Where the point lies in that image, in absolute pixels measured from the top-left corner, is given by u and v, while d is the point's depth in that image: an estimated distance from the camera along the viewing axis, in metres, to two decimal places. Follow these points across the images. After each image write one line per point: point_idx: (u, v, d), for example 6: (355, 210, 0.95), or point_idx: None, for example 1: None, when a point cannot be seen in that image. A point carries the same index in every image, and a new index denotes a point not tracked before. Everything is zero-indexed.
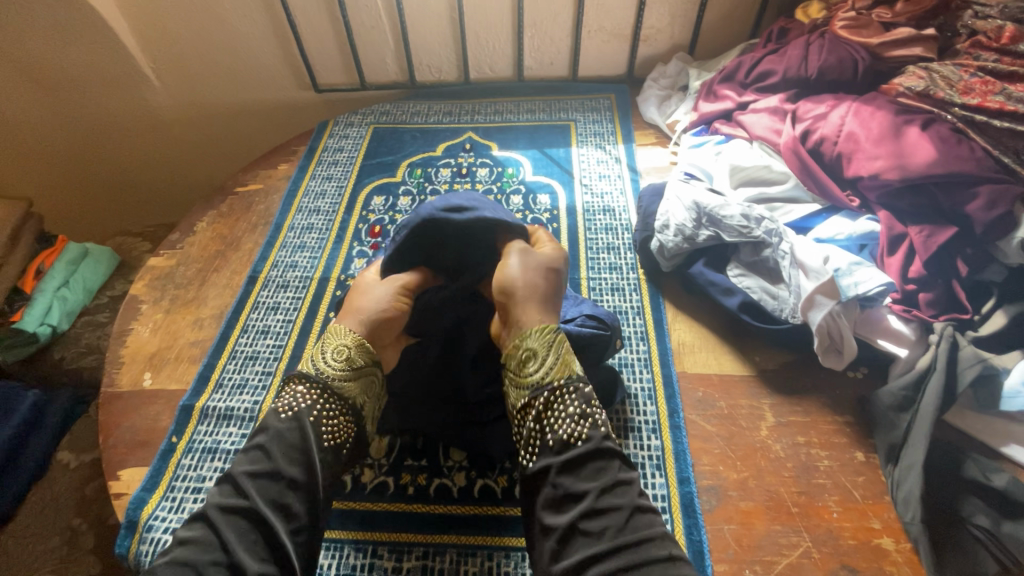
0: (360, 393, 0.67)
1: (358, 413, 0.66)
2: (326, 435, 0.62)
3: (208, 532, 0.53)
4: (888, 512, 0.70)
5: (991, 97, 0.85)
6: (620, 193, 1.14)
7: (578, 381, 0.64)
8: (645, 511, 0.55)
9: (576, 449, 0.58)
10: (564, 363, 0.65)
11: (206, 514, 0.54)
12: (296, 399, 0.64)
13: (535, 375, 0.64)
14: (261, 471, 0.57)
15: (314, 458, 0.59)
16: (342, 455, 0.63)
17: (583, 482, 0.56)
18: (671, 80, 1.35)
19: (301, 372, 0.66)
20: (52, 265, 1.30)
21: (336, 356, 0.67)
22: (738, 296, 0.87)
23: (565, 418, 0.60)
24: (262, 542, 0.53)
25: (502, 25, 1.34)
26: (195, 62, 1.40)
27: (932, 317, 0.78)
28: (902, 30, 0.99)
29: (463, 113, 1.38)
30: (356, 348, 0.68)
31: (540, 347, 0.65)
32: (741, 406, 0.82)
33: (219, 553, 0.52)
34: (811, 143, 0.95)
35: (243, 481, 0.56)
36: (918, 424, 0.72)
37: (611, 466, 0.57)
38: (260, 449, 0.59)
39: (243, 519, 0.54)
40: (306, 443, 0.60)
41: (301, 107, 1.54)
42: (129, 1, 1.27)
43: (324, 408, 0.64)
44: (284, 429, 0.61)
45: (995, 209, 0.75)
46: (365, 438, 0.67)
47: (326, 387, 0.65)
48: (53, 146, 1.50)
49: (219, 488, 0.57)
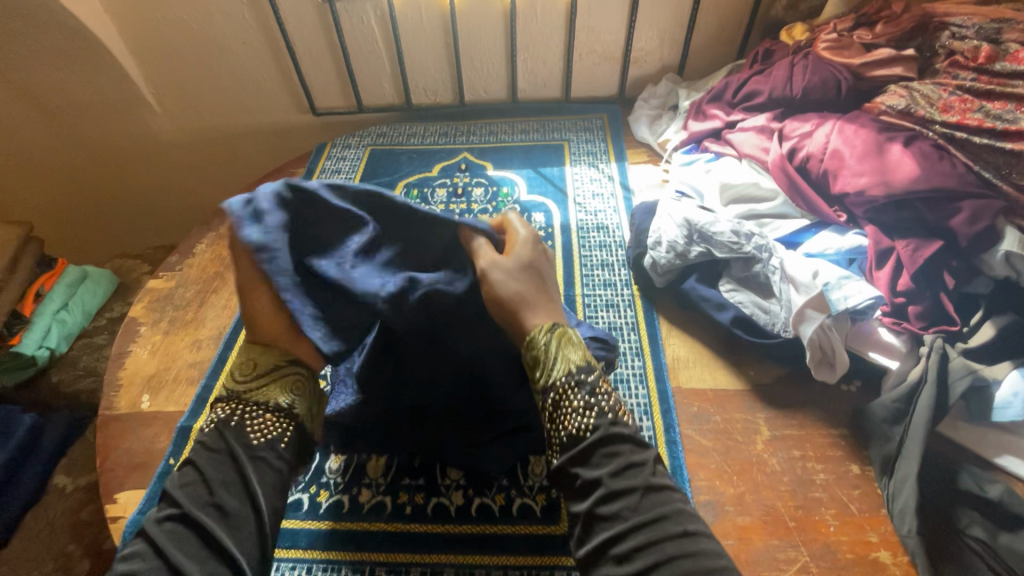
0: (284, 389, 0.61)
1: (288, 409, 0.61)
2: (254, 435, 0.58)
3: (142, 546, 0.49)
4: (884, 524, 0.71)
5: (969, 115, 0.87)
6: (613, 211, 1.16)
7: (582, 372, 0.58)
8: (661, 489, 0.51)
9: (586, 442, 0.54)
10: (566, 358, 0.59)
11: (143, 534, 0.50)
12: (216, 413, 0.60)
13: (540, 378, 0.59)
14: (190, 481, 0.54)
15: (241, 458, 0.56)
16: (280, 450, 0.59)
17: (595, 471, 0.53)
18: (661, 100, 1.39)
19: (217, 392, 0.62)
20: (51, 288, 1.31)
21: (243, 367, 0.61)
22: (730, 311, 0.89)
23: (572, 412, 0.56)
24: (206, 547, 0.50)
25: (496, 49, 1.38)
26: (195, 88, 1.43)
27: (921, 329, 0.79)
28: (882, 51, 1.02)
29: (459, 134, 1.40)
30: (264, 351, 0.62)
31: (541, 347, 0.59)
32: (736, 420, 0.83)
33: (154, 562, 0.47)
34: (798, 161, 0.97)
35: (173, 494, 0.53)
36: (911, 436, 0.72)
37: (620, 450, 0.53)
38: (188, 464, 0.55)
39: (181, 528, 0.50)
40: (231, 446, 0.57)
41: (299, 130, 1.56)
42: (133, 33, 1.31)
43: (246, 412, 0.59)
44: (209, 441, 0.57)
45: (978, 223, 0.78)
46: (304, 431, 0.62)
47: (242, 393, 0.60)
48: (58, 169, 1.54)
49: (151, 508, 0.53)
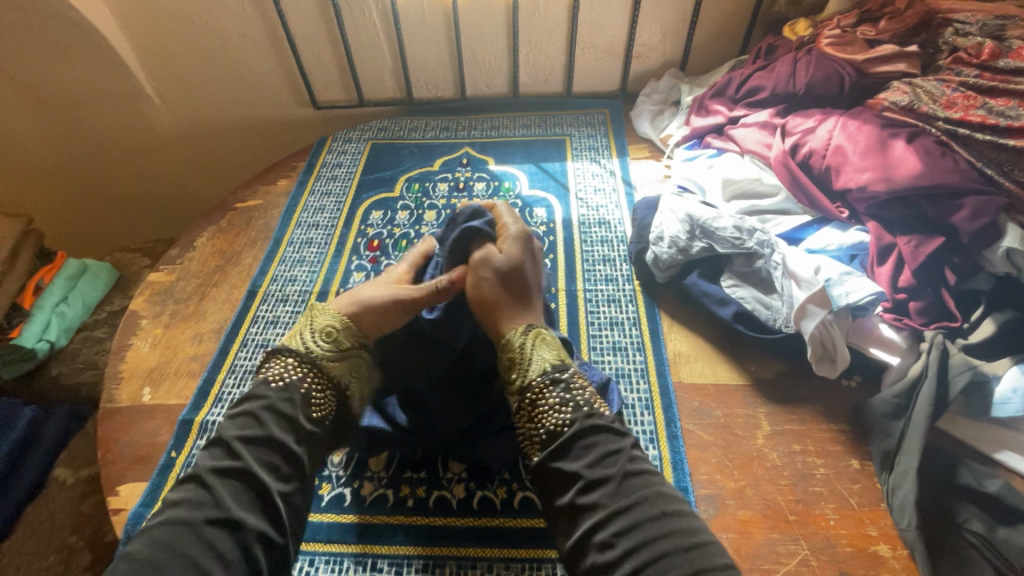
0: (345, 372, 0.68)
1: (342, 389, 0.68)
2: (315, 408, 0.64)
3: (201, 491, 0.53)
4: (884, 519, 0.71)
5: (972, 111, 0.87)
6: (615, 206, 1.16)
7: (556, 371, 0.63)
8: (638, 475, 0.53)
9: (564, 436, 0.57)
10: (540, 357, 0.64)
11: (200, 477, 0.55)
12: (285, 371, 0.65)
13: (517, 379, 0.64)
14: (252, 435, 0.58)
15: (303, 426, 0.61)
16: (328, 425, 0.65)
17: (573, 462, 0.55)
18: (663, 96, 1.38)
19: (290, 347, 0.68)
20: (51, 281, 1.30)
21: (325, 337, 0.69)
22: (732, 306, 0.89)
23: (550, 409, 0.59)
24: (259, 503, 0.54)
25: (498, 43, 1.37)
26: (195, 81, 1.42)
27: (922, 325, 0.79)
28: (886, 47, 1.02)
29: (460, 129, 1.40)
30: (343, 328, 0.70)
31: (518, 347, 0.65)
32: (737, 416, 0.83)
33: (213, 508, 0.52)
34: (800, 156, 0.97)
35: (234, 443, 0.57)
36: (911, 432, 0.73)
37: (595, 441, 0.56)
38: (251, 416, 0.60)
39: (238, 480, 0.55)
40: (296, 412, 0.62)
41: (300, 124, 1.56)
42: (132, 24, 1.30)
43: (312, 381, 0.65)
44: (275, 398, 0.62)
45: (981, 219, 0.78)
46: (348, 413, 0.69)
47: (311, 363, 0.66)
48: (57, 163, 1.53)
49: (210, 452, 0.57)
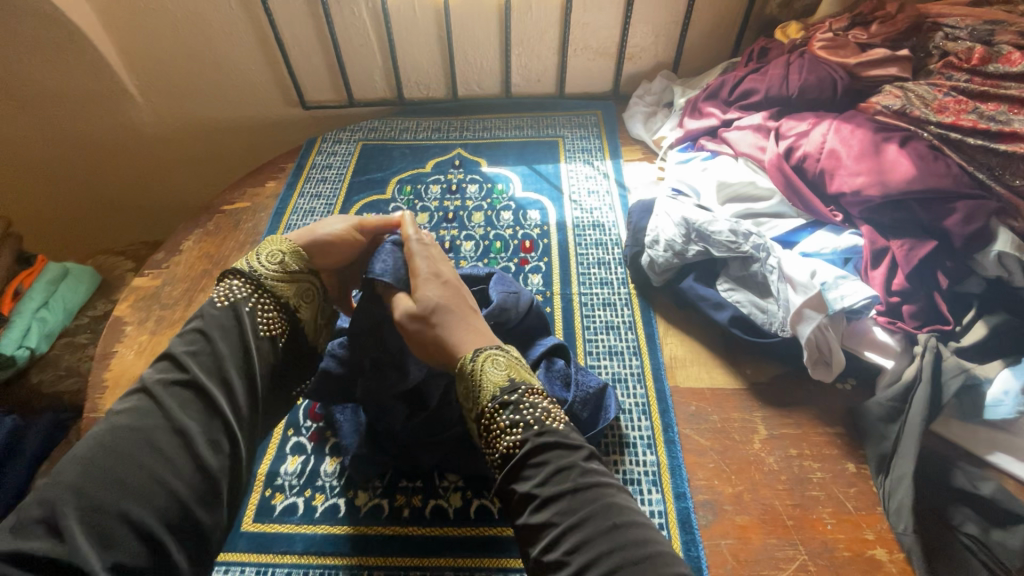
0: (296, 295, 0.65)
1: (292, 312, 0.64)
2: (263, 325, 0.60)
3: (146, 400, 0.51)
4: (880, 522, 0.72)
5: (964, 116, 0.88)
6: (609, 209, 1.16)
7: (505, 391, 0.58)
8: (590, 488, 0.49)
9: (516, 458, 0.53)
10: (489, 379, 0.59)
11: (145, 387, 0.52)
12: (233, 291, 0.61)
13: (471, 406, 0.59)
14: (200, 351, 0.55)
15: (251, 341, 0.58)
16: (280, 348, 0.61)
17: (526, 483, 0.51)
18: (656, 97, 1.38)
19: (239, 268, 0.63)
20: (30, 286, 1.26)
21: (272, 259, 0.65)
22: (728, 310, 0.89)
23: (504, 430, 0.55)
24: (203, 414, 0.51)
25: (490, 43, 1.36)
26: (181, 81, 1.39)
27: (915, 328, 0.80)
28: (877, 51, 1.02)
29: (452, 130, 1.39)
30: (292, 253, 0.67)
31: (467, 373, 0.60)
32: (734, 420, 0.83)
33: (157, 417, 0.49)
34: (794, 160, 0.97)
35: (180, 357, 0.54)
36: (907, 434, 0.73)
37: (547, 458, 0.52)
38: (197, 331, 0.56)
39: (185, 390, 0.52)
40: (246, 329, 0.58)
41: (289, 124, 1.53)
42: (115, 22, 1.27)
43: (262, 302, 0.62)
44: (222, 316, 0.58)
45: (973, 223, 0.79)
46: (301, 341, 0.65)
47: (262, 284, 0.63)
48: (37, 164, 1.49)
49: (156, 365, 0.54)
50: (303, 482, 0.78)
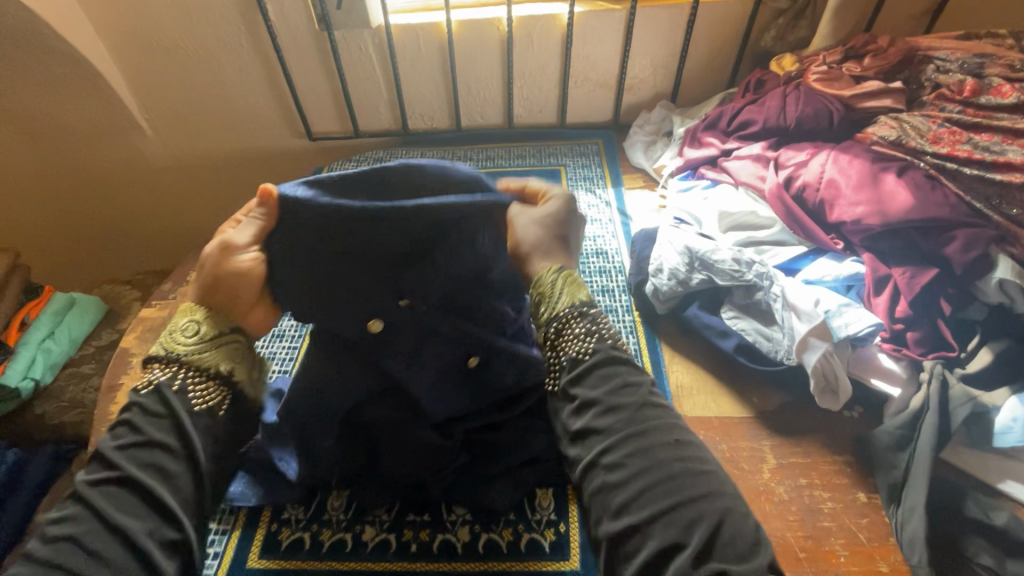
0: (224, 360, 0.58)
1: (227, 378, 0.58)
2: (195, 401, 0.56)
3: (79, 510, 0.50)
4: (894, 554, 0.71)
5: (959, 146, 0.90)
6: (612, 236, 1.17)
7: (585, 304, 0.57)
8: (656, 405, 0.52)
9: (585, 363, 0.54)
10: (572, 293, 0.57)
11: (79, 493, 0.51)
12: (156, 375, 0.57)
13: (544, 312, 0.57)
14: (127, 446, 0.52)
15: (183, 422, 0.54)
16: (221, 416, 0.58)
17: (592, 390, 0.52)
18: (655, 127, 1.41)
19: (159, 351, 0.58)
20: (37, 316, 1.27)
21: (186, 332, 0.58)
22: (733, 338, 0.90)
23: (575, 339, 0.55)
24: (143, 511, 0.50)
25: (493, 76, 1.40)
26: (190, 113, 1.42)
27: (921, 355, 0.80)
28: (871, 83, 1.05)
29: (456, 159, 1.41)
30: (206, 317, 0.59)
31: (547, 283, 0.57)
32: (742, 449, 0.82)
33: (88, 531, 0.48)
34: (794, 189, 0.98)
35: (108, 456, 0.52)
36: (917, 463, 0.73)
37: (615, 372, 0.53)
38: (125, 424, 0.54)
39: (120, 491, 0.51)
40: (173, 413, 0.55)
41: (295, 154, 1.56)
42: (127, 58, 1.30)
43: (189, 378, 0.57)
44: (147, 402, 0.55)
45: (972, 251, 0.80)
46: (246, 400, 0.60)
47: (182, 359, 0.57)
48: (48, 194, 1.53)
49: (89, 466, 0.53)
50: (309, 516, 0.77)
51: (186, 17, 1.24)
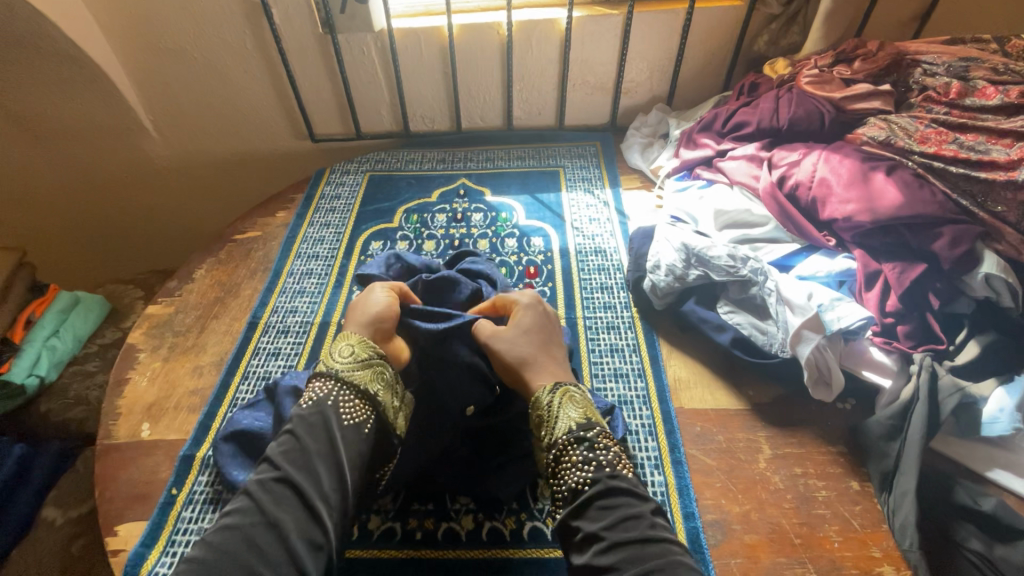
0: (374, 380, 0.68)
1: (374, 397, 0.67)
2: (346, 416, 0.64)
3: (248, 502, 0.54)
4: (886, 540, 0.73)
5: (945, 146, 0.93)
6: (610, 235, 1.19)
7: (581, 429, 0.65)
8: (658, 541, 0.53)
9: (584, 495, 0.59)
10: (567, 416, 0.66)
11: (247, 491, 0.55)
12: (315, 391, 0.66)
13: (545, 436, 0.67)
14: (290, 449, 0.59)
15: (335, 431, 0.61)
16: (365, 433, 0.65)
17: (593, 523, 0.57)
18: (652, 129, 1.44)
19: (320, 373, 0.68)
20: (42, 314, 1.29)
21: (344, 354, 0.69)
22: (730, 331, 0.91)
23: (573, 466, 0.62)
24: (299, 507, 0.54)
25: (493, 79, 1.42)
26: (194, 114, 1.44)
27: (911, 348, 0.83)
28: (861, 86, 1.08)
29: (456, 161, 1.44)
30: (361, 344, 0.70)
31: (545, 405, 0.68)
32: (739, 440, 0.84)
33: (257, 517, 0.52)
34: (787, 188, 1.01)
35: (274, 458, 0.58)
36: (907, 452, 0.75)
37: (616, 504, 0.57)
38: (288, 433, 0.61)
39: (281, 487, 0.55)
40: (327, 422, 0.62)
41: (297, 156, 1.58)
42: (132, 59, 1.32)
43: (343, 395, 0.66)
44: (307, 414, 0.63)
45: (959, 246, 0.83)
46: (387, 423, 0.67)
47: (341, 378, 0.67)
48: (51, 193, 1.55)
49: (256, 469, 0.59)
50: None
51: (192, 21, 1.26)
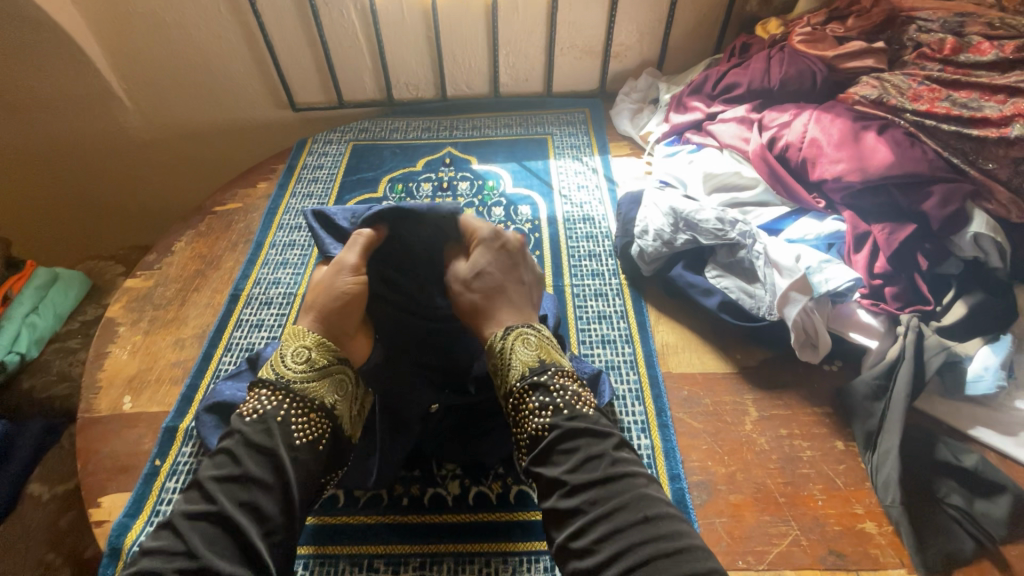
0: (330, 393, 0.65)
1: (330, 410, 0.64)
2: (297, 435, 0.61)
3: (175, 541, 0.51)
4: (869, 497, 0.73)
5: (938, 103, 0.91)
6: (599, 202, 1.17)
7: (535, 374, 0.64)
8: (620, 478, 0.54)
9: (544, 441, 0.59)
10: (519, 361, 0.65)
11: (174, 524, 0.52)
12: (260, 403, 0.62)
13: (500, 385, 0.66)
14: (228, 476, 0.55)
15: (282, 455, 0.58)
16: (318, 451, 0.62)
17: (555, 468, 0.57)
18: (642, 94, 1.40)
19: (267, 379, 0.64)
20: (20, 290, 1.25)
21: (298, 358, 0.65)
22: (717, 296, 0.90)
23: (532, 413, 0.62)
24: (234, 548, 0.51)
25: (478, 44, 1.38)
26: (170, 83, 1.39)
27: (898, 309, 0.82)
28: (854, 44, 1.05)
29: (442, 129, 1.40)
30: (318, 347, 0.66)
31: (497, 351, 0.67)
32: (725, 403, 0.84)
33: (183, 560, 0.49)
34: (777, 150, 0.99)
35: (209, 486, 0.54)
36: (893, 410, 0.75)
37: (576, 446, 0.57)
38: (226, 453, 0.57)
39: (212, 525, 0.52)
40: (275, 444, 0.58)
41: (278, 127, 1.54)
42: (101, 26, 1.27)
43: (292, 408, 0.62)
44: (249, 432, 0.59)
45: (949, 205, 0.82)
46: (340, 436, 0.66)
47: (291, 389, 0.63)
48: (25, 168, 1.51)
49: (186, 497, 0.55)
50: None
51: None
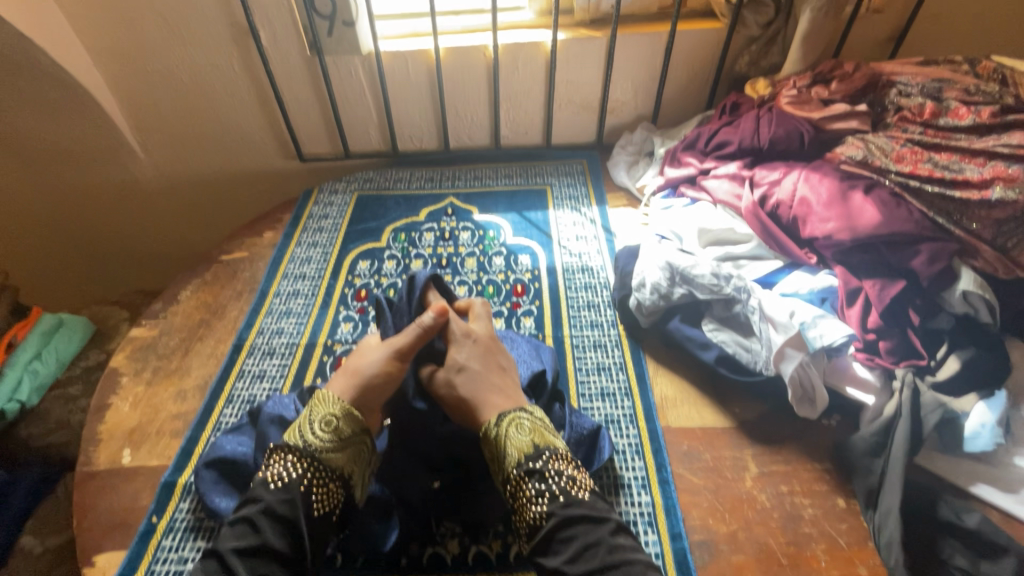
0: (349, 462, 0.67)
1: (347, 480, 0.67)
2: (316, 505, 0.63)
3: None
4: (873, 558, 0.73)
5: (921, 164, 0.95)
6: (597, 253, 1.20)
7: (530, 461, 0.65)
8: (617, 567, 0.55)
9: (543, 530, 0.60)
10: (514, 447, 0.67)
11: None
12: (285, 469, 0.64)
13: (498, 471, 0.67)
14: (248, 546, 0.57)
15: (302, 528, 0.60)
16: (331, 522, 0.64)
17: (555, 558, 0.58)
18: (637, 147, 1.46)
19: (292, 444, 0.66)
20: (25, 336, 1.27)
21: (325, 427, 0.68)
22: (715, 349, 0.92)
23: (529, 501, 0.63)
24: None
25: (480, 100, 1.44)
26: (183, 136, 1.45)
27: (893, 364, 0.83)
28: (839, 106, 1.11)
29: (444, 179, 1.45)
30: (345, 417, 0.69)
31: (493, 438, 0.68)
32: (725, 458, 0.85)
33: None
34: (769, 207, 1.03)
35: (230, 557, 0.56)
36: (891, 471, 0.75)
37: (574, 535, 0.59)
38: (248, 522, 0.59)
39: None
40: (296, 515, 0.61)
41: (286, 175, 1.58)
42: (120, 83, 1.33)
43: (314, 477, 0.64)
44: (272, 501, 0.61)
45: (937, 263, 0.84)
46: (353, 505, 0.68)
47: (315, 457, 0.65)
48: (43, 211, 1.56)
49: (204, 565, 0.56)
50: None
51: (177, 45, 1.27)
